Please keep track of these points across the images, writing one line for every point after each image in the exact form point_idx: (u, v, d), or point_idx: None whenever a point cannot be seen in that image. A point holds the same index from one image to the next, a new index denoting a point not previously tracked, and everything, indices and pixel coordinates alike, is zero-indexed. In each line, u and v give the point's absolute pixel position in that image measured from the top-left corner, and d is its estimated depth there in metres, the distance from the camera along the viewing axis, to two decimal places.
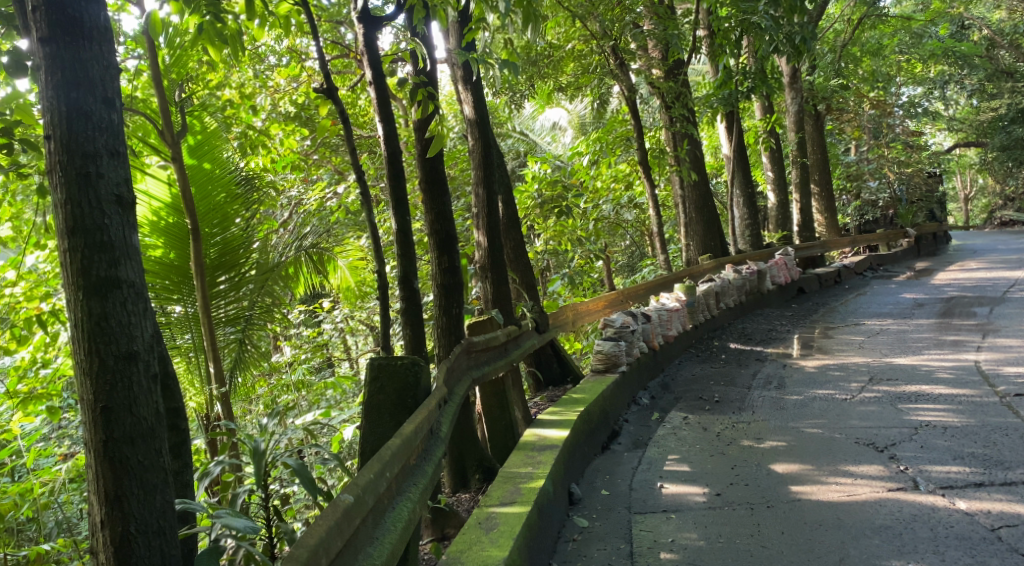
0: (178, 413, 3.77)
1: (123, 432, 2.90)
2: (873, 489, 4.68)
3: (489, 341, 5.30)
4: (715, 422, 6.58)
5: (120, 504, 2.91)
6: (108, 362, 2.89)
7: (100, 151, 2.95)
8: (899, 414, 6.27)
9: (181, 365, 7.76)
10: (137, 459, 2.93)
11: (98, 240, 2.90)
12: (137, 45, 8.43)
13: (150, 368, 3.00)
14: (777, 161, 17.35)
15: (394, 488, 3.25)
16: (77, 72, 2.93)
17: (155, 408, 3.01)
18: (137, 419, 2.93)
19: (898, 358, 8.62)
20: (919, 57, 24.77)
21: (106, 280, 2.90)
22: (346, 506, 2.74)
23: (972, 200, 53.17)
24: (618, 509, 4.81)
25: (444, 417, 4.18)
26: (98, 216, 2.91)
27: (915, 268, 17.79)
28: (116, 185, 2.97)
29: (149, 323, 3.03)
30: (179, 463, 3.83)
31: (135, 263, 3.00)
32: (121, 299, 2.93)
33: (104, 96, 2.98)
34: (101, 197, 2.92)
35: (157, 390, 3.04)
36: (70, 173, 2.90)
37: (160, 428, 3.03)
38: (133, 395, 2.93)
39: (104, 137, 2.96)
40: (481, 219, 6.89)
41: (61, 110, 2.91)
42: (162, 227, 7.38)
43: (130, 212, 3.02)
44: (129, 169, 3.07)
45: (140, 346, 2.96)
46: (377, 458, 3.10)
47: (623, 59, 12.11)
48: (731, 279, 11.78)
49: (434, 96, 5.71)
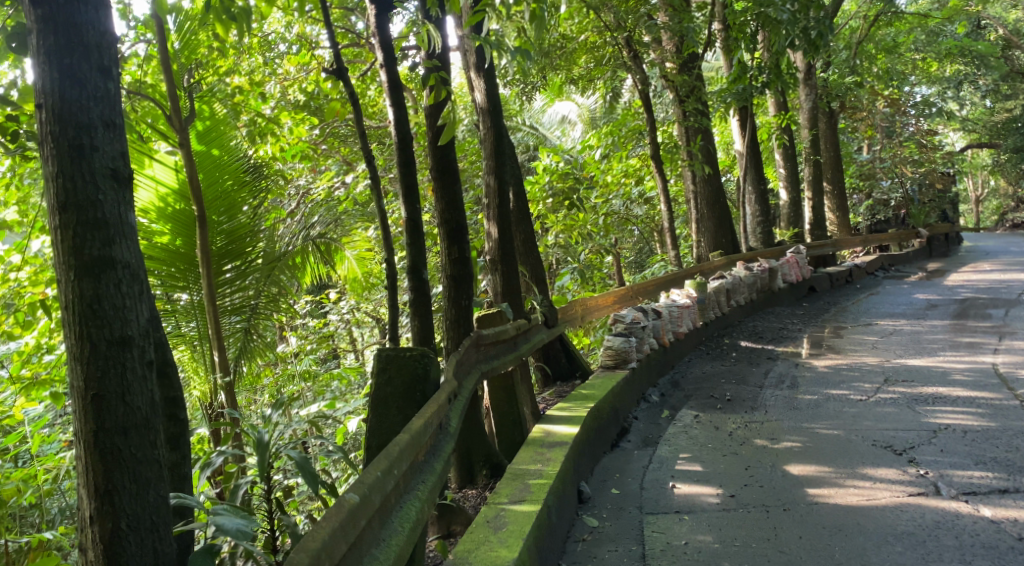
0: (177, 403, 3.68)
1: (115, 422, 2.78)
2: (893, 493, 4.55)
3: (498, 334, 5.19)
4: (727, 420, 6.45)
5: (110, 498, 2.79)
6: (101, 348, 2.78)
7: (95, 122, 2.84)
8: (917, 417, 6.13)
9: (185, 354, 7.66)
10: (129, 451, 2.81)
11: (92, 216, 2.78)
12: (146, 30, 8.27)
13: (145, 355, 2.89)
14: (790, 156, 17.02)
15: (402, 485, 3.13)
16: (71, 38, 2.83)
17: (150, 397, 2.90)
18: (130, 409, 2.82)
19: (914, 359, 8.47)
20: (935, 55, 24.53)
21: (99, 260, 2.78)
22: (350, 508, 2.61)
23: (983, 202, 52.80)
24: (629, 509, 4.69)
25: (453, 412, 4.05)
26: (92, 191, 2.80)
27: (928, 268, 17.60)
28: (111, 158, 2.86)
29: (144, 307, 2.92)
30: (177, 455, 3.71)
31: (130, 243, 2.89)
32: (115, 280, 2.81)
33: (99, 65, 2.88)
34: (95, 170, 2.81)
35: (152, 378, 2.93)
36: (62, 146, 2.79)
37: (155, 418, 2.92)
38: (126, 383, 2.81)
39: (99, 108, 2.86)
40: (492, 210, 6.72)
41: (53, 76, 2.80)
42: (168, 213, 7.29)
43: (125, 188, 2.91)
44: (126, 142, 2.96)
45: (135, 331, 2.86)
46: (385, 455, 2.98)
47: (637, 51, 11.96)
48: (742, 276, 11.63)
49: (447, 82, 5.57)
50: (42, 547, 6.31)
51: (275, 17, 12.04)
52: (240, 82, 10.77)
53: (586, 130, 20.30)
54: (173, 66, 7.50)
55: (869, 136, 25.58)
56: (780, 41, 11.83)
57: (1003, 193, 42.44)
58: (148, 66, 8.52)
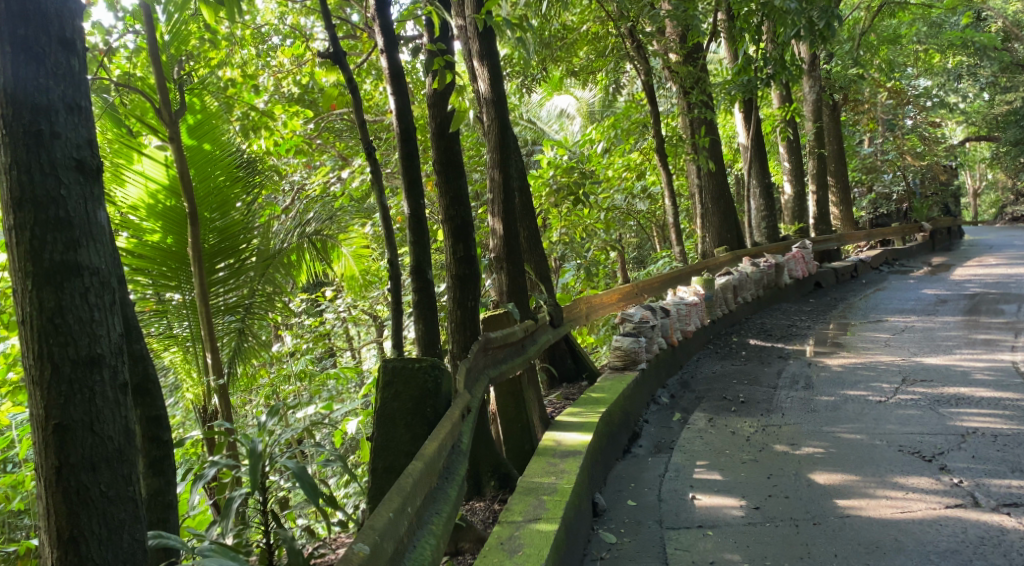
0: (159, 422, 3.67)
1: (81, 457, 2.53)
2: (929, 505, 4.29)
3: (507, 337, 4.89)
4: (743, 424, 6.17)
5: (76, 546, 2.55)
6: (63, 369, 2.52)
7: (56, 105, 2.57)
8: (942, 419, 5.85)
9: (177, 356, 7.35)
10: (98, 490, 2.56)
11: (53, 215, 2.53)
12: (136, 21, 7.95)
13: (116, 376, 2.63)
14: (795, 151, 16.83)
15: (415, 522, 2.84)
16: (27, 4, 2.54)
17: (124, 425, 2.64)
18: (99, 439, 2.56)
19: (930, 357, 8.18)
20: (938, 47, 24.11)
21: (64, 265, 2.53)
22: (360, 562, 2.30)
23: (978, 198, 52.59)
24: (648, 524, 4.41)
25: (466, 428, 3.77)
26: (53, 185, 2.54)
27: (933, 263, 17.31)
28: (75, 147, 2.60)
29: (116, 320, 2.66)
30: (158, 482, 3.67)
31: (99, 246, 2.63)
32: (81, 288, 2.56)
33: (59, 36, 2.60)
34: (56, 161, 2.55)
35: (126, 402, 2.67)
36: (17, 132, 2.52)
37: (130, 450, 2.66)
38: (95, 410, 2.56)
39: (61, 87, 2.59)
40: (496, 205, 6.41)
41: (4, 48, 2.52)
42: (158, 210, 6.98)
43: (92, 181, 2.66)
44: (92, 128, 2.70)
45: (105, 349, 2.60)
46: (397, 490, 2.70)
47: (641, 41, 11.49)
48: (749, 272, 11.34)
49: (454, 67, 5.27)
50: (30, 556, 5.94)
51: (269, 8, 11.70)
52: (233, 76, 10.48)
53: (585, 124, 20.02)
54: (162, 58, 7.20)
55: (870, 129, 25.25)
56: (785, 31, 11.47)
57: (1001, 186, 42.21)
58: (138, 59, 8.22)
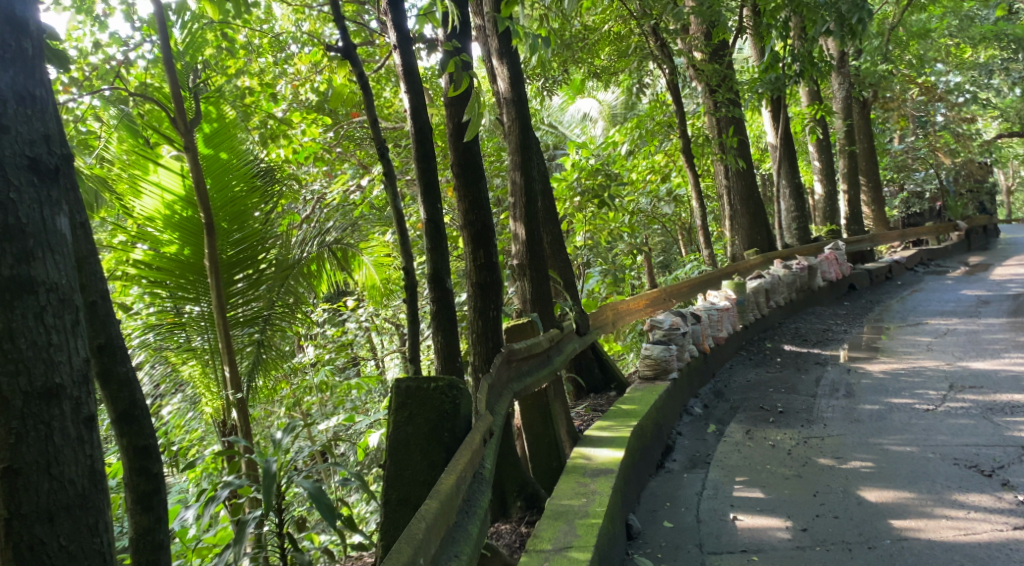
0: (148, 452, 3.60)
1: (35, 506, 2.58)
2: (994, 527, 3.94)
3: (532, 347, 4.62)
4: (783, 436, 5.83)
5: None
6: (18, 404, 2.56)
7: (6, 97, 2.64)
8: (998, 429, 5.47)
9: (195, 370, 7.05)
10: (57, 543, 2.62)
11: (3, 219, 2.57)
12: (151, 31, 7.81)
13: (79, 411, 2.69)
14: (824, 150, 16.47)
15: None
16: None
17: (87, 465, 2.70)
18: (57, 484, 2.62)
19: (976, 361, 7.76)
20: (970, 41, 23.48)
21: (15, 280, 2.57)
22: None
23: (1011, 196, 51.36)
24: (686, 548, 4.10)
25: (489, 453, 3.50)
26: (4, 187, 2.59)
27: (972, 263, 16.73)
28: (28, 145, 2.66)
29: (79, 345, 2.72)
30: (148, 519, 3.62)
31: (57, 259, 2.67)
32: (36, 308, 2.60)
33: (7, 15, 2.67)
34: (6, 160, 2.60)
35: (90, 438, 2.73)
36: None
37: (94, 495, 2.72)
38: (54, 451, 2.61)
39: (10, 75, 2.65)
40: (519, 208, 6.12)
41: None
42: (175, 220, 6.76)
43: (47, 181, 2.70)
44: (49, 121, 2.76)
45: (65, 380, 2.65)
46: (407, 540, 2.42)
47: (664, 39, 11.19)
48: (782, 275, 10.98)
49: (472, 66, 4.98)
50: None
51: (286, 16, 11.55)
52: (250, 85, 10.42)
53: (607, 127, 19.73)
54: (177, 66, 6.95)
55: (901, 126, 24.55)
56: (815, 27, 11.02)
57: None
58: (154, 69, 8.10)
